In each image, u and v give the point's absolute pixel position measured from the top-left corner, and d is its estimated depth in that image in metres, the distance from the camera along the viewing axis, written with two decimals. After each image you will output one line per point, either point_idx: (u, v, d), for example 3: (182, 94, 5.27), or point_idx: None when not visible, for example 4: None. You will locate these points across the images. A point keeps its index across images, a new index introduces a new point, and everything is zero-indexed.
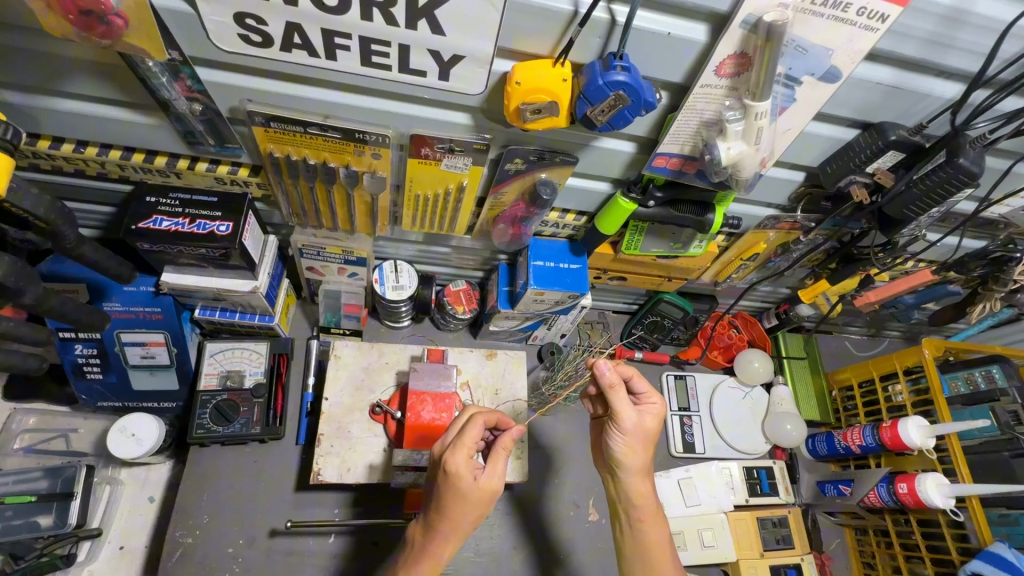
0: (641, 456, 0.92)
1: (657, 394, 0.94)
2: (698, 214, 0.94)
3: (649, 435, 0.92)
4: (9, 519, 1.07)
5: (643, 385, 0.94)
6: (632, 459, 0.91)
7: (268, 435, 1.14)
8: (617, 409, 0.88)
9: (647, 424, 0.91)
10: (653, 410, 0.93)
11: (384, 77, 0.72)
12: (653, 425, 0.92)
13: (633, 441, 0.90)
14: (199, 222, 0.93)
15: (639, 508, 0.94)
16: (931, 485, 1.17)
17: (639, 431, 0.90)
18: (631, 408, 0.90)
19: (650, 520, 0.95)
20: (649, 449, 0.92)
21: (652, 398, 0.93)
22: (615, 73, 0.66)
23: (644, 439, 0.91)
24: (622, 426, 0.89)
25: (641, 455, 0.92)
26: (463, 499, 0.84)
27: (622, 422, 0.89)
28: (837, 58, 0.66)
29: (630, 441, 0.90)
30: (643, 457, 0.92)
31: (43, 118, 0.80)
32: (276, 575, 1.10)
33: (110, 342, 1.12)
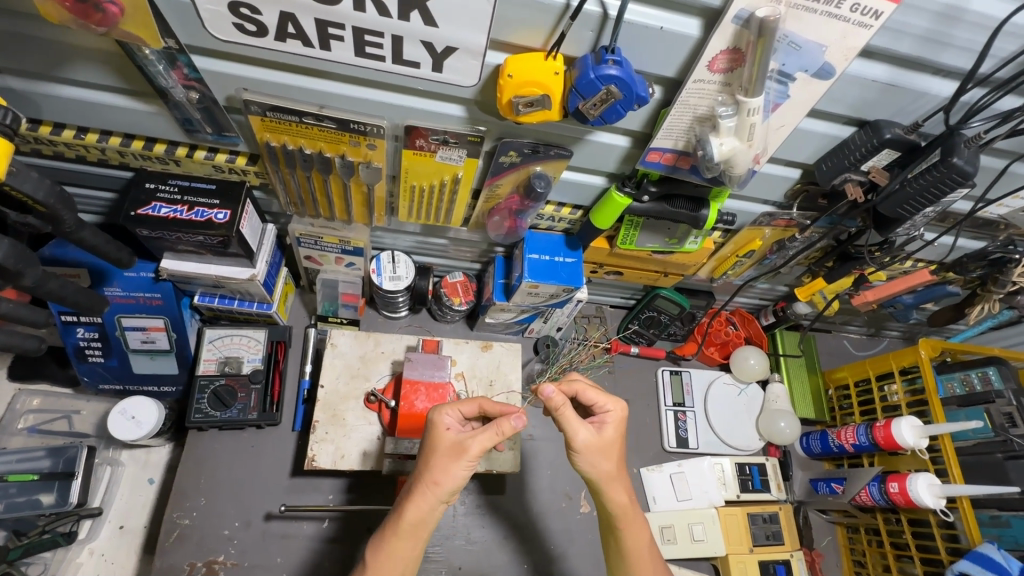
0: (611, 462, 0.89)
1: (611, 398, 0.91)
2: (692, 210, 0.94)
3: (612, 444, 0.89)
4: (13, 495, 1.10)
5: (596, 395, 0.91)
6: (605, 466, 0.89)
7: (265, 420, 1.17)
8: (567, 428, 0.86)
9: (606, 436, 0.89)
10: (613, 414, 0.90)
11: (378, 68, 0.73)
12: (614, 432, 0.89)
13: (596, 457, 0.88)
14: (197, 210, 0.94)
15: (623, 520, 0.93)
16: (923, 486, 1.17)
17: (599, 445, 0.88)
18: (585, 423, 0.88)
19: (634, 526, 0.94)
20: (619, 458, 0.90)
21: (608, 405, 0.91)
22: (606, 67, 0.66)
23: (604, 452, 0.88)
24: (575, 445, 0.87)
25: (607, 464, 0.89)
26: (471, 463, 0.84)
27: (575, 440, 0.87)
28: (831, 55, 0.66)
29: (593, 459, 0.88)
30: (613, 467, 0.90)
31: (43, 103, 0.81)
32: (271, 557, 1.12)
33: (111, 326, 1.14)
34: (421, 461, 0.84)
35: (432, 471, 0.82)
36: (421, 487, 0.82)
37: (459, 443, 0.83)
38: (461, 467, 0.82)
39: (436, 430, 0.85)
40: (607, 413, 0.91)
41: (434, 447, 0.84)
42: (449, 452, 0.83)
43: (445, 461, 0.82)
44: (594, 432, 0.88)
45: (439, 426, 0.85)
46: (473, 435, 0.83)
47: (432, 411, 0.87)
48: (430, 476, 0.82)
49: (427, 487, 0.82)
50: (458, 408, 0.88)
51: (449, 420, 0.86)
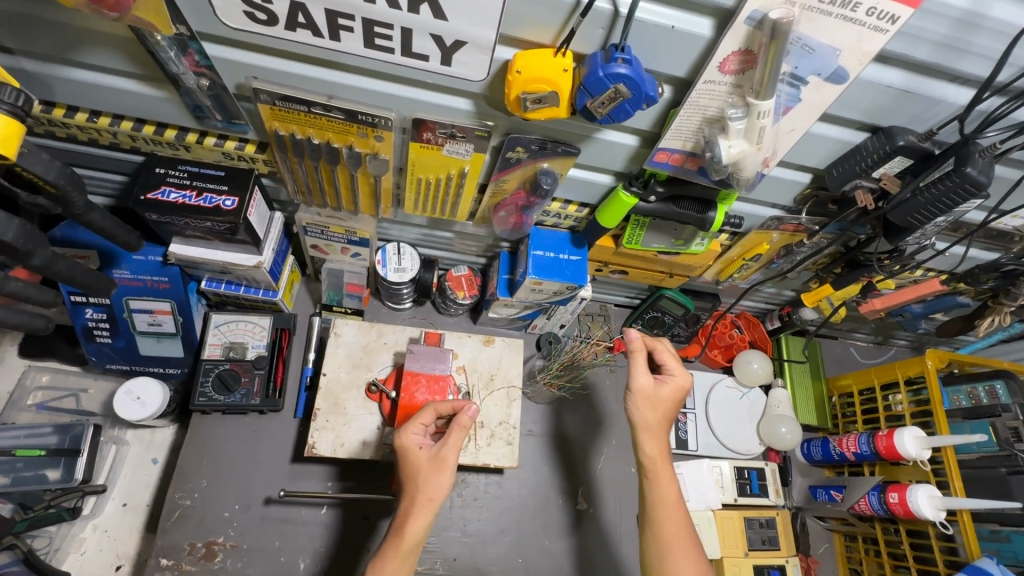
0: (658, 419, 0.98)
1: (681, 369, 1.00)
2: (699, 212, 0.93)
3: (661, 403, 0.98)
4: (20, 469, 1.13)
5: (670, 358, 1.00)
6: (647, 415, 0.98)
7: (268, 406, 1.18)
8: (633, 370, 0.98)
9: (661, 391, 0.98)
10: (676, 380, 0.99)
11: (387, 60, 0.73)
12: (669, 394, 0.98)
13: (645, 408, 0.98)
14: (206, 195, 0.95)
15: (657, 472, 0.96)
16: (923, 498, 1.16)
17: (649, 398, 0.98)
18: (649, 373, 0.99)
19: (664, 487, 0.96)
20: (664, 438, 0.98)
21: (674, 369, 1.00)
22: (616, 65, 0.65)
23: (655, 406, 0.98)
24: (634, 387, 0.97)
25: (652, 416, 0.98)
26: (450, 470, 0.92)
27: (635, 384, 0.98)
28: (845, 59, 0.64)
29: (641, 403, 0.97)
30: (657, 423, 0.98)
31: (56, 85, 0.82)
32: (268, 541, 1.14)
33: (119, 308, 1.16)
34: (406, 483, 0.91)
35: (424, 489, 0.89)
36: (416, 506, 0.89)
37: (439, 457, 0.91)
38: (447, 474, 0.91)
39: (411, 453, 0.91)
40: (672, 376, 1.00)
41: (415, 468, 0.91)
42: (432, 468, 0.90)
43: (430, 476, 0.90)
44: (653, 383, 0.98)
45: (414, 449, 0.91)
46: (447, 444, 0.92)
47: (400, 437, 0.92)
48: (422, 494, 0.89)
49: (423, 505, 0.89)
50: (419, 424, 0.94)
51: (417, 440, 0.93)
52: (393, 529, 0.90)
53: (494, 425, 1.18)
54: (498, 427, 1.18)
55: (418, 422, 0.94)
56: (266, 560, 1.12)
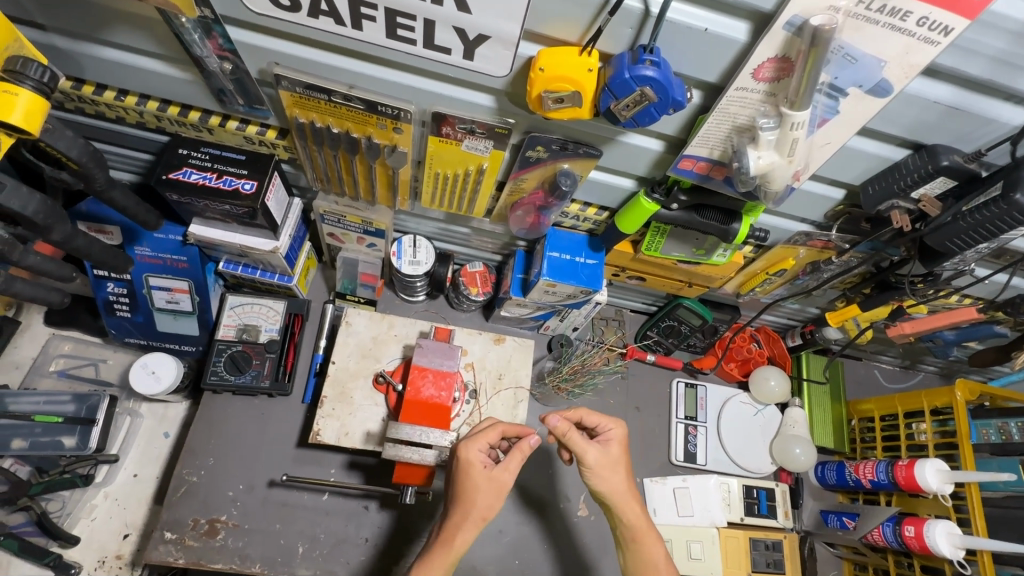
0: (622, 478, 0.93)
1: (612, 418, 0.97)
2: (723, 222, 0.90)
3: (619, 461, 0.94)
4: (39, 434, 1.16)
5: (597, 417, 0.96)
6: (615, 482, 0.92)
7: (276, 389, 1.19)
8: (579, 450, 0.91)
9: (614, 453, 0.93)
10: (615, 432, 0.95)
11: (409, 52, 0.71)
12: (619, 450, 0.94)
13: (604, 472, 0.92)
14: (226, 178, 0.96)
15: (645, 538, 0.93)
16: (941, 534, 1.11)
17: (612, 464, 0.92)
18: (592, 443, 0.92)
19: (651, 549, 0.93)
20: (628, 477, 0.93)
21: (608, 423, 0.96)
22: (643, 67, 0.62)
23: (615, 468, 0.92)
24: (588, 462, 0.91)
25: (620, 477, 0.92)
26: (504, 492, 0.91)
27: (588, 460, 0.91)
28: (890, 70, 0.60)
29: (604, 473, 0.91)
30: (626, 487, 0.93)
31: (85, 63, 0.83)
32: (269, 524, 1.15)
33: (139, 284, 1.18)
34: (462, 498, 0.90)
35: (479, 507, 0.90)
36: (468, 521, 0.89)
37: (495, 477, 0.90)
38: (499, 498, 0.90)
39: (473, 468, 0.90)
40: (609, 432, 0.95)
41: (473, 484, 0.90)
42: (490, 488, 0.90)
43: (487, 495, 0.90)
44: (603, 451, 0.92)
45: (477, 466, 0.90)
46: (506, 466, 0.91)
47: (464, 451, 0.92)
48: (475, 511, 0.89)
49: (475, 521, 0.89)
50: (482, 439, 0.93)
51: (480, 457, 0.92)
52: (444, 533, 0.91)
53: None
54: None
55: (482, 438, 0.93)
56: (266, 542, 1.14)
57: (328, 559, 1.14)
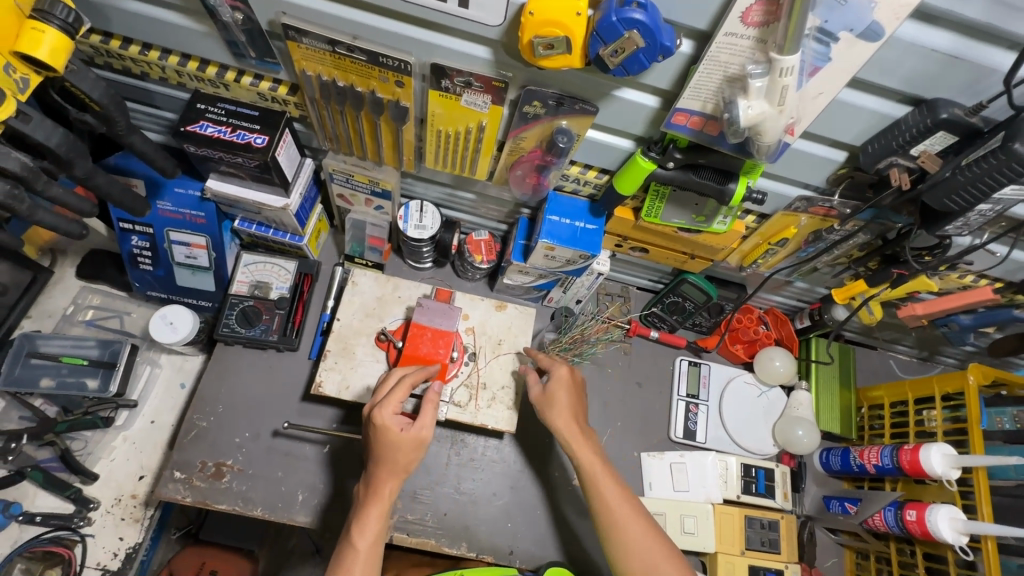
0: (564, 411, 1.11)
1: (554, 362, 1.15)
2: (719, 183, 0.90)
3: (561, 397, 1.12)
4: (65, 374, 1.25)
5: (547, 360, 1.18)
6: (561, 418, 1.11)
7: (284, 344, 1.25)
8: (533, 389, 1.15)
9: (553, 393, 1.12)
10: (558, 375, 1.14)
11: (406, 0, 0.74)
12: (560, 388, 1.13)
13: (549, 408, 1.12)
14: (239, 132, 1.00)
15: (597, 471, 1.06)
16: (943, 518, 1.08)
17: (547, 401, 1.12)
18: (539, 382, 1.15)
19: (603, 478, 1.05)
20: (572, 410, 1.12)
21: (551, 366, 1.15)
22: (630, 10, 0.64)
23: (554, 402, 1.12)
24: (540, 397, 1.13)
25: (556, 401, 1.11)
26: (421, 444, 0.99)
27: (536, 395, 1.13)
28: (880, 12, 0.60)
29: (553, 403, 1.12)
30: (567, 409, 1.12)
31: (112, 16, 0.89)
32: (271, 471, 1.20)
33: (160, 238, 1.25)
34: (386, 457, 0.98)
35: (400, 463, 0.99)
36: (394, 474, 0.99)
37: (416, 437, 0.98)
38: (420, 450, 1.00)
39: (389, 433, 0.97)
40: (553, 375, 1.14)
41: (394, 443, 0.97)
42: (413, 446, 0.98)
43: (410, 451, 0.98)
44: (542, 389, 1.14)
45: (394, 429, 0.97)
46: (422, 423, 0.99)
47: (379, 418, 0.97)
48: (399, 464, 0.99)
49: (400, 474, 0.99)
50: (393, 403, 0.98)
51: (394, 420, 0.98)
52: (371, 489, 1.00)
53: (495, 388, 1.19)
54: (499, 390, 1.20)
55: (394, 401, 0.99)
56: (268, 488, 1.19)
57: (326, 507, 1.19)
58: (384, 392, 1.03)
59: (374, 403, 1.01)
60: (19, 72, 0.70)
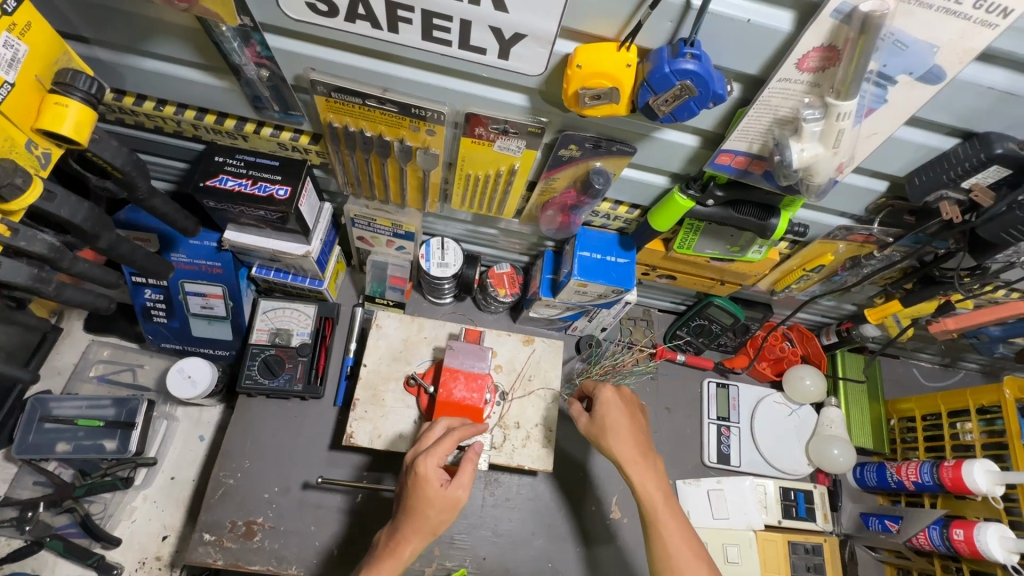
0: (620, 439, 0.97)
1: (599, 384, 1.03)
2: (760, 218, 0.88)
3: (613, 422, 0.98)
4: (81, 438, 1.21)
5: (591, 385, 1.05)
6: (615, 446, 0.97)
7: (309, 392, 1.21)
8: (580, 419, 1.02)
9: (604, 421, 0.99)
10: (609, 401, 1.00)
11: (443, 53, 0.72)
12: (609, 413, 0.99)
13: (601, 436, 0.99)
14: (260, 184, 0.97)
15: (661, 514, 0.94)
16: (992, 537, 1.06)
17: (600, 431, 0.99)
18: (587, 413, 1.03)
19: (663, 518, 0.94)
20: (630, 433, 0.98)
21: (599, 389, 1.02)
22: (684, 61, 0.62)
23: (609, 430, 0.98)
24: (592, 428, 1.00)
25: (608, 425, 0.98)
26: (451, 508, 0.92)
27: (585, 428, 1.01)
28: (942, 56, 0.59)
29: (609, 433, 0.98)
30: (625, 432, 0.98)
31: (127, 74, 0.86)
32: (304, 526, 1.16)
33: (175, 290, 1.20)
34: (414, 510, 0.91)
35: (431, 522, 0.91)
36: (418, 533, 0.91)
37: (451, 494, 0.92)
38: (452, 513, 0.92)
39: (428, 486, 0.90)
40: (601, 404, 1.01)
41: (427, 499, 0.90)
42: (443, 507, 0.91)
43: (440, 512, 0.91)
44: (589, 420, 1.01)
45: (433, 484, 0.90)
46: (460, 484, 0.92)
47: (422, 467, 0.90)
48: (426, 524, 0.91)
49: (427, 534, 0.92)
50: (439, 454, 0.92)
51: (435, 472, 0.91)
52: (392, 539, 0.93)
53: (530, 426, 1.17)
54: (534, 429, 1.17)
55: (440, 452, 0.92)
56: (301, 544, 1.14)
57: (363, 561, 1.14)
58: (428, 441, 0.97)
59: (419, 450, 0.95)
60: (41, 148, 0.66)
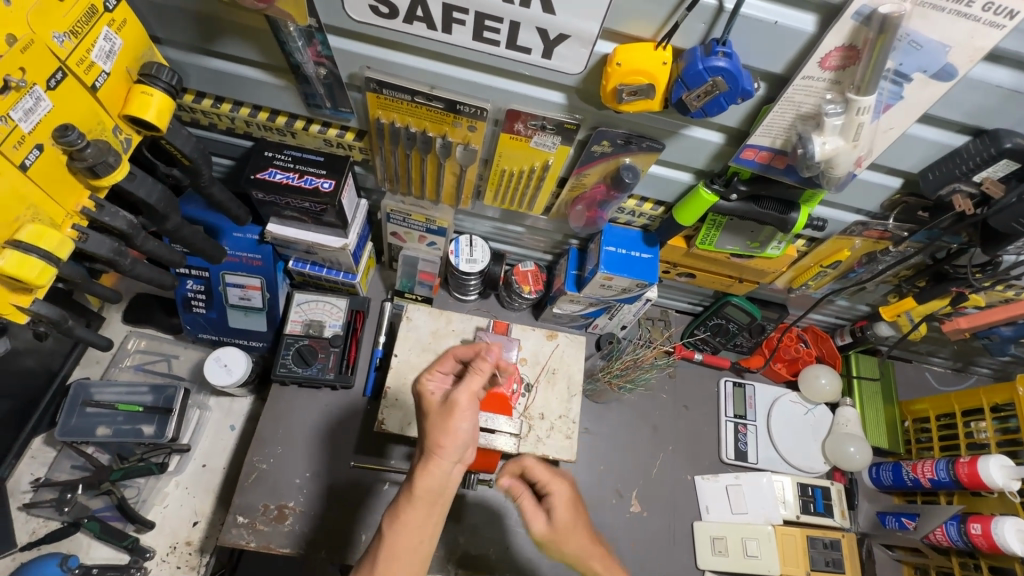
0: (581, 539, 0.93)
1: (555, 478, 0.96)
2: (780, 212, 0.93)
3: (574, 525, 0.93)
4: (121, 422, 1.26)
5: (540, 472, 0.97)
6: (575, 545, 0.92)
7: (340, 381, 1.25)
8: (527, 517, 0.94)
9: (558, 527, 0.93)
10: (559, 495, 0.95)
11: (490, 52, 0.78)
12: (567, 515, 0.93)
13: (565, 542, 0.92)
14: (307, 177, 1.03)
15: None
16: (1010, 530, 1.09)
17: (558, 538, 0.92)
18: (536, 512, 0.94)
19: None
20: (582, 534, 0.93)
21: (550, 484, 0.96)
22: (716, 58, 0.67)
23: (568, 532, 0.92)
24: (539, 534, 0.94)
25: (575, 530, 0.92)
26: (447, 414, 0.83)
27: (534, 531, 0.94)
28: (954, 55, 0.64)
29: (562, 539, 0.92)
30: (583, 540, 0.93)
31: (192, 73, 0.93)
32: (333, 511, 1.19)
33: (215, 281, 1.26)
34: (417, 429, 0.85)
35: (432, 436, 0.82)
36: (423, 451, 0.82)
37: (448, 402, 0.84)
38: (453, 420, 0.82)
39: (423, 398, 0.88)
40: (553, 500, 0.95)
41: (427, 409, 0.86)
42: (438, 412, 0.84)
43: (439, 421, 0.83)
44: (545, 521, 0.94)
45: (427, 392, 0.89)
46: (458, 387, 0.84)
47: (417, 384, 0.91)
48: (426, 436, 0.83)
49: (428, 451, 0.82)
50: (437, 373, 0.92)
51: (431, 387, 0.90)
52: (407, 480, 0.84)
53: (554, 417, 1.20)
54: (558, 420, 1.21)
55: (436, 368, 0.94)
56: (330, 529, 1.17)
57: None
58: None
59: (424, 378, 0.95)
60: (124, 133, 0.73)
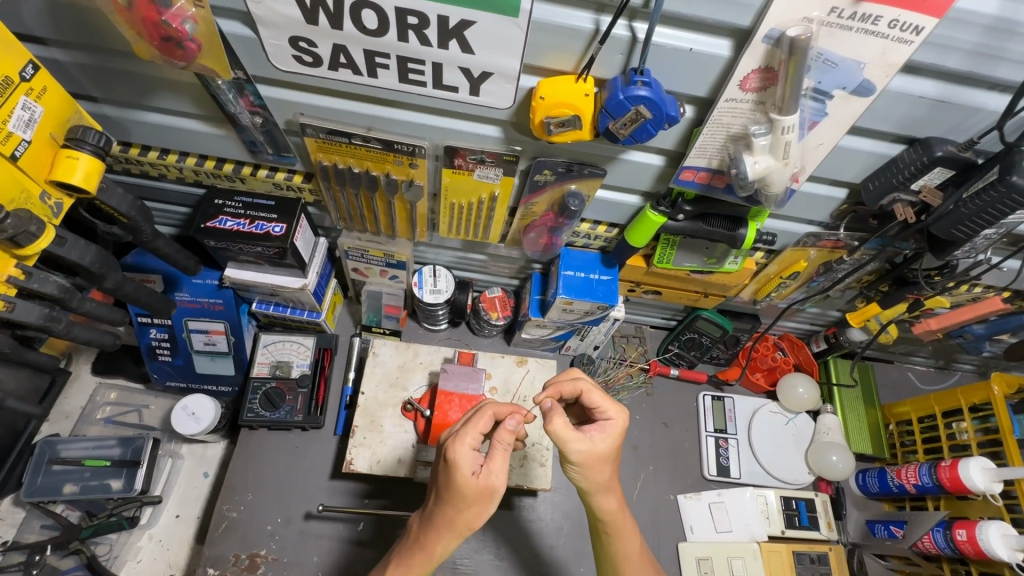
0: (607, 472, 0.83)
1: (616, 407, 0.85)
2: (730, 229, 0.93)
3: (609, 457, 0.82)
4: (88, 479, 1.23)
5: (599, 399, 0.86)
6: (597, 476, 0.82)
7: (309, 423, 1.23)
8: (562, 439, 0.79)
9: (603, 444, 0.81)
10: (614, 426, 0.83)
11: (419, 93, 0.78)
12: (611, 445, 0.82)
13: (590, 469, 0.81)
14: (258, 222, 1.02)
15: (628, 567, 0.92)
16: (994, 535, 1.06)
17: (596, 458, 0.81)
18: (580, 433, 0.80)
19: (626, 537, 0.90)
20: (608, 469, 0.83)
21: (613, 411, 0.85)
22: (635, 88, 0.67)
23: (600, 462, 0.81)
24: (569, 457, 0.80)
25: (604, 466, 0.82)
26: (484, 503, 0.77)
27: (569, 453, 0.80)
28: (870, 71, 0.64)
29: (585, 468, 0.81)
30: (605, 478, 0.83)
31: (133, 127, 0.93)
32: (307, 556, 1.17)
33: (178, 328, 1.25)
34: (449, 508, 0.77)
35: (462, 520, 0.78)
36: (452, 531, 0.79)
37: (489, 489, 0.76)
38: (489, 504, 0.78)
39: (459, 474, 0.75)
40: (608, 427, 0.83)
41: (460, 492, 0.76)
42: (478, 500, 0.76)
43: (477, 508, 0.77)
44: (590, 442, 0.80)
45: (464, 473, 0.75)
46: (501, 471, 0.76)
47: (451, 453, 0.76)
48: (460, 522, 0.78)
49: (460, 531, 0.79)
50: (473, 436, 0.77)
51: (468, 460, 0.76)
52: (422, 544, 0.82)
53: (526, 446, 1.14)
54: (531, 449, 1.14)
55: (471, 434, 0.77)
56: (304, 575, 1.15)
57: None
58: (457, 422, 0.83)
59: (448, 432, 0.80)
60: (53, 199, 0.73)
